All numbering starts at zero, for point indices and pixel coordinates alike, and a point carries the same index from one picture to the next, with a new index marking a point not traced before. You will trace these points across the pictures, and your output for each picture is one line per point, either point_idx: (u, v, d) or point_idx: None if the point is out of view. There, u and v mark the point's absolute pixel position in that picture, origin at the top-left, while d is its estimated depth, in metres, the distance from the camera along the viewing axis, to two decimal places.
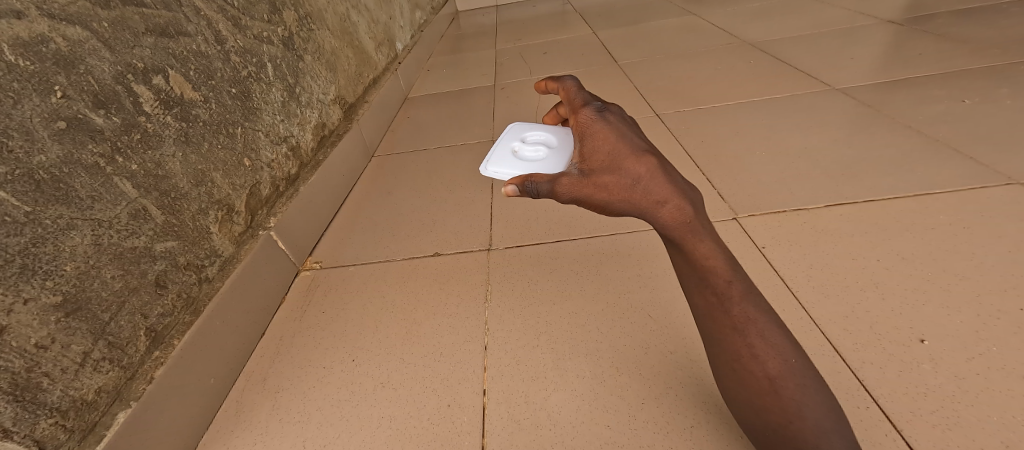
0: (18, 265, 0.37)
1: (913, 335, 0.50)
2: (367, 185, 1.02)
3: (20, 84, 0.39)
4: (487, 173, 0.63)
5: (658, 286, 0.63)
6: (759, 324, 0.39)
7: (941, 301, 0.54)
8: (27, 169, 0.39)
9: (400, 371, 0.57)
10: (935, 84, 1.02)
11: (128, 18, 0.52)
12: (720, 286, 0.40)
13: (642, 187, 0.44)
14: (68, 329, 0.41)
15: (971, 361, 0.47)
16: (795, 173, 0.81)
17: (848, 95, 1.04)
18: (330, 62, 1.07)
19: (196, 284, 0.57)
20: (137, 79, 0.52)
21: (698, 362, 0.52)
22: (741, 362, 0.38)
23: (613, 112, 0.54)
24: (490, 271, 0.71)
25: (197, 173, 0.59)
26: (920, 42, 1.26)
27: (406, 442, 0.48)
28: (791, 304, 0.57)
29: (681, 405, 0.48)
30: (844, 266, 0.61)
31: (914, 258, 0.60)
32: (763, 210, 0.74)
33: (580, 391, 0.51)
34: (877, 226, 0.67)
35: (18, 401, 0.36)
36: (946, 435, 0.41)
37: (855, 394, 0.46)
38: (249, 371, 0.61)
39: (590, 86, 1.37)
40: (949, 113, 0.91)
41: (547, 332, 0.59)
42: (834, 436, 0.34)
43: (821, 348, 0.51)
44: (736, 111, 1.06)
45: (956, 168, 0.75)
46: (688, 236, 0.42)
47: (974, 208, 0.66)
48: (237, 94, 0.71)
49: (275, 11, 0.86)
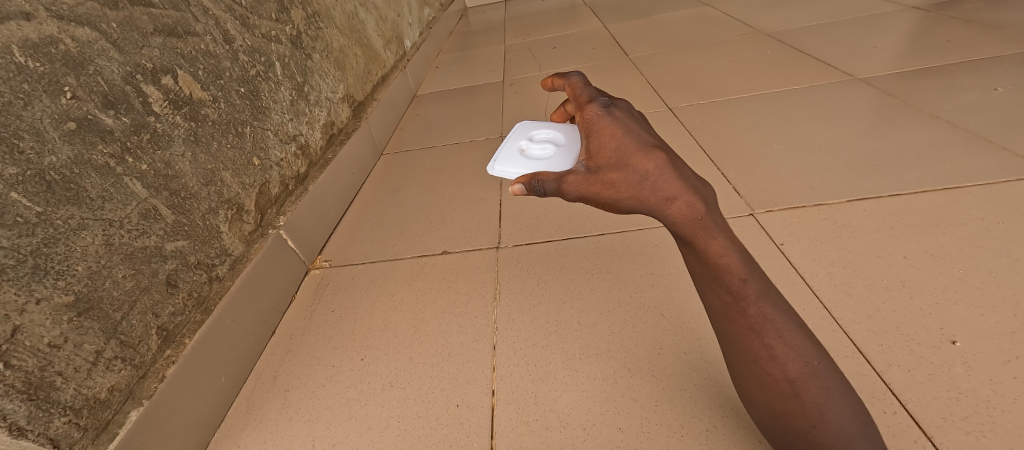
0: (31, 265, 0.38)
1: (944, 336, 0.48)
2: (376, 184, 1.02)
3: (31, 85, 0.39)
4: (494, 172, 0.62)
5: (672, 284, 0.62)
6: (777, 324, 0.37)
7: (974, 300, 0.51)
8: (38, 170, 0.39)
9: (408, 370, 0.56)
10: (964, 72, 0.97)
11: (136, 18, 0.53)
12: (734, 285, 0.39)
13: (651, 183, 0.43)
14: (80, 328, 0.42)
15: (1008, 364, 0.44)
16: (816, 168, 0.78)
17: (870, 85, 1.00)
18: (337, 60, 1.06)
19: (207, 283, 0.57)
20: (147, 80, 0.53)
21: (713, 362, 0.51)
22: (759, 364, 0.36)
23: (620, 107, 0.53)
24: (500, 269, 0.70)
25: (207, 173, 0.60)
26: (949, 29, 1.19)
27: (414, 442, 0.48)
28: (811, 303, 0.55)
29: (696, 406, 0.47)
30: (868, 264, 0.58)
31: (944, 255, 0.57)
32: (781, 206, 0.72)
33: (591, 393, 0.49)
34: (904, 222, 0.63)
35: (31, 399, 0.37)
36: (981, 442, 0.38)
37: (881, 398, 0.43)
38: (259, 369, 0.61)
39: (601, 79, 1.35)
40: (980, 102, 0.86)
41: (557, 331, 0.58)
42: (859, 441, 0.33)
43: (843, 350, 0.48)
44: (752, 104, 1.03)
45: (989, 160, 0.71)
46: (699, 234, 0.40)
47: (1008, 202, 0.63)
48: (246, 93, 0.71)
49: (283, 10, 0.87)
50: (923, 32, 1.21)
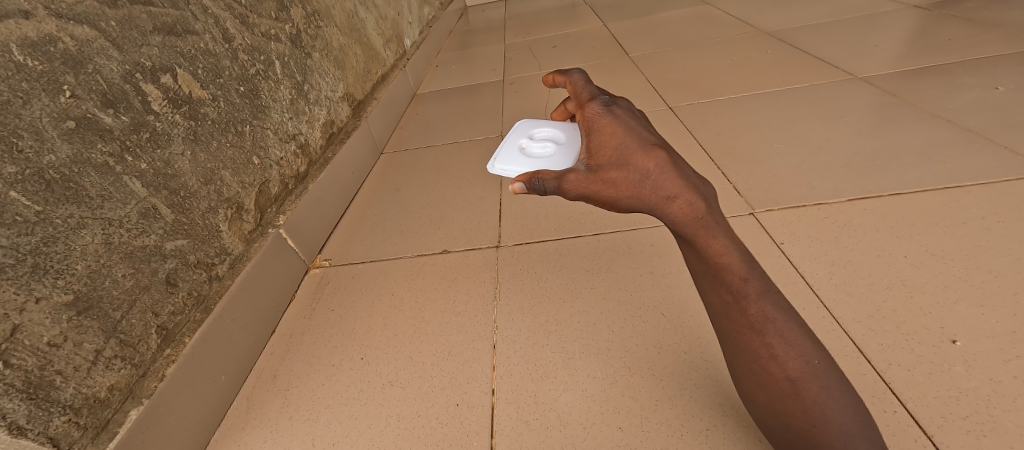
0: (30, 264, 0.38)
1: (944, 335, 0.48)
2: (376, 183, 1.02)
3: (29, 83, 0.39)
4: (494, 170, 0.62)
5: (672, 283, 0.62)
6: (778, 323, 0.37)
7: (975, 299, 0.51)
8: (37, 169, 0.39)
9: (408, 369, 0.56)
10: (965, 71, 0.97)
11: (135, 16, 0.52)
12: (735, 284, 0.39)
13: (652, 182, 0.43)
14: (80, 327, 0.42)
15: (1008, 363, 0.44)
16: (817, 167, 0.78)
17: (871, 84, 1.00)
18: (337, 59, 1.06)
19: (207, 282, 0.57)
20: (146, 78, 0.52)
21: (713, 362, 0.51)
22: (759, 363, 0.36)
23: (621, 105, 0.53)
24: (500, 269, 0.70)
25: (207, 172, 0.59)
26: (950, 28, 1.19)
27: (413, 441, 0.48)
28: (811, 302, 0.54)
29: (696, 406, 0.47)
30: (868, 263, 0.58)
31: (944, 254, 0.57)
32: (781, 205, 0.71)
33: (591, 392, 0.49)
34: (904, 221, 0.63)
35: (31, 398, 0.37)
36: (981, 441, 0.38)
37: (882, 397, 0.43)
38: (260, 367, 0.61)
39: (601, 78, 1.35)
40: (981, 101, 0.86)
41: (557, 330, 0.58)
42: (860, 441, 0.33)
43: (844, 349, 0.48)
44: (752, 103, 1.03)
45: (989, 159, 0.71)
46: (700, 233, 0.40)
47: (1009, 201, 0.63)
48: (245, 92, 0.71)
49: (282, 8, 0.86)
50: (924, 31, 1.21)
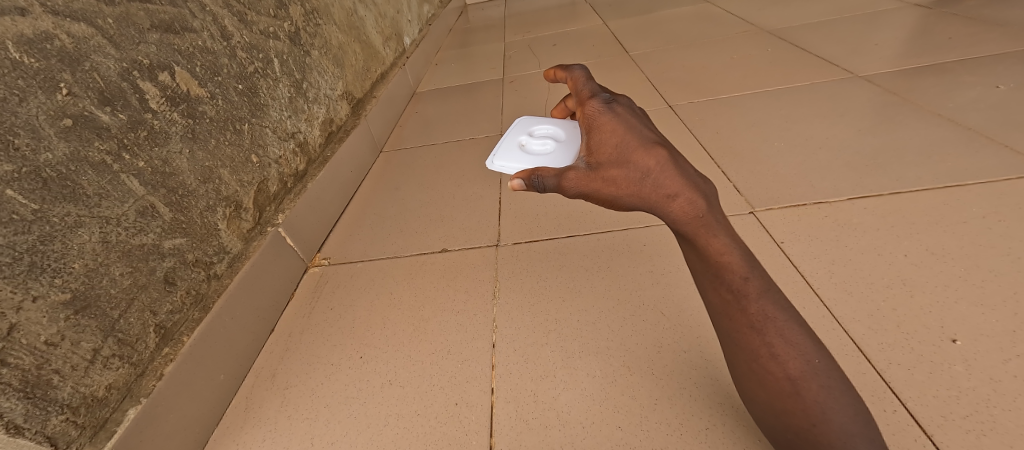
0: (27, 263, 0.38)
1: (944, 334, 0.48)
2: (375, 181, 1.02)
3: (25, 81, 0.39)
4: (494, 168, 0.61)
5: (672, 282, 0.61)
6: (778, 322, 0.37)
7: (975, 299, 0.51)
8: (33, 167, 0.39)
9: (407, 368, 0.56)
10: (967, 70, 0.97)
11: (132, 14, 0.52)
12: (736, 283, 0.38)
13: (652, 180, 0.42)
14: (78, 326, 0.41)
15: (1008, 363, 0.44)
16: (817, 165, 0.78)
17: (872, 83, 1.00)
18: (336, 57, 1.06)
19: (205, 281, 0.57)
20: (144, 76, 0.52)
21: (713, 361, 0.50)
22: (759, 362, 0.36)
23: (622, 103, 0.53)
24: (499, 268, 0.70)
25: (205, 170, 0.59)
26: (950, 27, 1.19)
27: (412, 440, 0.48)
28: (811, 301, 0.54)
29: (696, 405, 0.46)
30: (869, 262, 0.58)
31: (945, 253, 0.57)
32: (781, 203, 0.71)
33: (591, 391, 0.49)
34: (905, 220, 0.63)
35: (29, 397, 0.37)
36: (981, 441, 0.38)
37: (882, 397, 0.43)
38: (259, 366, 0.61)
39: (601, 76, 1.35)
40: (982, 100, 0.86)
41: (557, 329, 0.57)
42: (860, 440, 0.32)
43: (843, 348, 0.48)
44: (752, 102, 1.02)
45: (990, 158, 0.71)
46: (701, 231, 0.40)
47: (1010, 200, 0.63)
48: (243, 90, 0.71)
49: (281, 6, 0.86)
50: (924, 30, 1.21)
